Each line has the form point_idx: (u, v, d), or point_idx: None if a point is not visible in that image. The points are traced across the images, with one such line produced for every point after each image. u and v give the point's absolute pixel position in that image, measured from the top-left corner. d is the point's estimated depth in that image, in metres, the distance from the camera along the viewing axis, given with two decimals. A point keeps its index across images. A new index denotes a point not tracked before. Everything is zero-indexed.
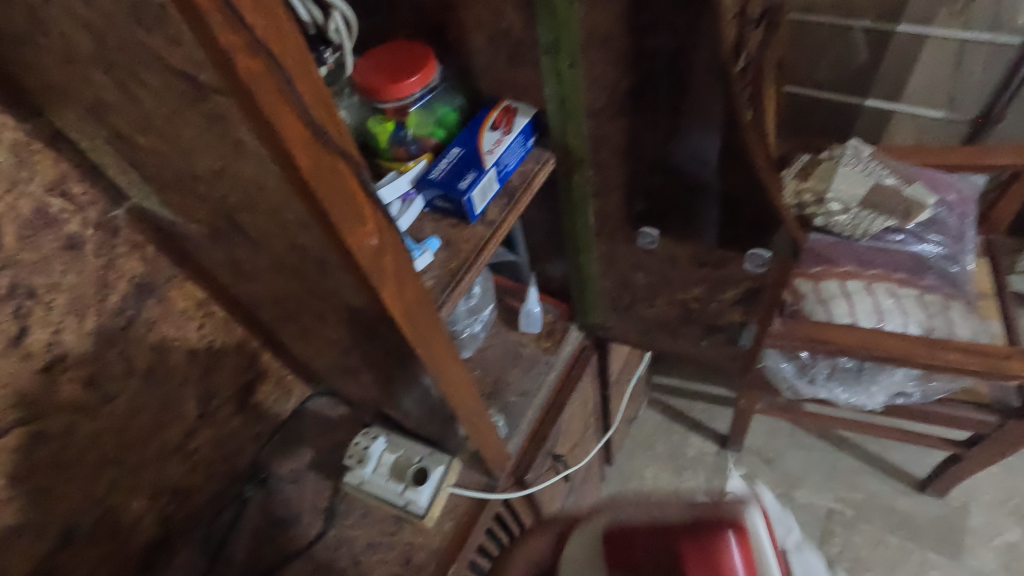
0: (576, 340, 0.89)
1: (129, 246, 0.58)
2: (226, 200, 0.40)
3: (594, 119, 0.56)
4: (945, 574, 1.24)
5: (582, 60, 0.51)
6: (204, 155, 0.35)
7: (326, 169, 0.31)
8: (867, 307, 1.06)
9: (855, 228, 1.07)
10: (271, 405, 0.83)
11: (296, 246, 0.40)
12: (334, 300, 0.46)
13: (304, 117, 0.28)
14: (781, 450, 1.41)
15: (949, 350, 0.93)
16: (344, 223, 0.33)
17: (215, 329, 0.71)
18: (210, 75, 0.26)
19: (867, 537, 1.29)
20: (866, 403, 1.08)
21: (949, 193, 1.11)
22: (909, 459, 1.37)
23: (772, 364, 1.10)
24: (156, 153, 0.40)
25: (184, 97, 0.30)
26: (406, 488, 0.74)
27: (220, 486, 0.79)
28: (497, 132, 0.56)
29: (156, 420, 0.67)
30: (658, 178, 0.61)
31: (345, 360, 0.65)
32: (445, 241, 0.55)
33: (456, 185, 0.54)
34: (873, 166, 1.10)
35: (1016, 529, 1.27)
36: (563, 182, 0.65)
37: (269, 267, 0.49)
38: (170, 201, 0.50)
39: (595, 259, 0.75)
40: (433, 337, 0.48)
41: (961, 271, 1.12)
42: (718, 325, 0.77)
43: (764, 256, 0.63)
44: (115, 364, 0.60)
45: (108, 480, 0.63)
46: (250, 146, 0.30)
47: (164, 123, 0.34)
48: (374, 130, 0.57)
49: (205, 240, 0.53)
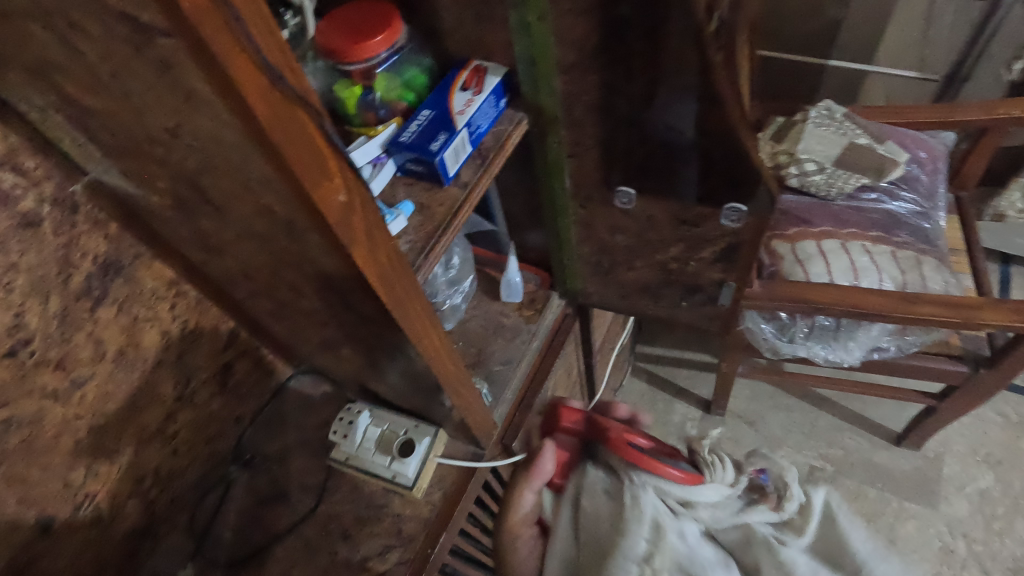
0: (558, 308, 0.88)
1: (90, 224, 0.56)
2: (184, 163, 0.38)
3: (566, 76, 0.55)
4: (921, 522, 1.28)
5: (551, 12, 0.50)
6: (157, 112, 0.33)
7: (286, 118, 0.30)
8: (843, 265, 1.06)
9: (829, 187, 1.12)
10: (252, 386, 0.82)
11: (262, 208, 0.38)
12: (306, 267, 0.45)
13: (258, 61, 0.27)
14: (762, 411, 1.44)
15: (923, 303, 0.95)
16: (309, 177, 0.32)
17: (188, 309, 0.69)
18: (153, 15, 0.25)
19: (848, 490, 1.33)
20: (844, 358, 1.10)
21: (920, 151, 1.17)
22: (886, 415, 1.41)
23: (752, 325, 1.11)
24: (108, 116, 0.38)
25: (128, 44, 0.28)
26: (393, 461, 0.74)
27: (205, 469, 0.78)
28: (468, 92, 0.55)
29: (133, 403, 0.66)
30: (633, 137, 0.60)
31: (324, 334, 0.64)
32: (419, 206, 0.54)
33: (428, 147, 0.52)
34: (847, 126, 1.12)
35: (988, 476, 1.32)
36: (537, 144, 0.64)
37: (238, 236, 0.47)
38: (129, 172, 0.48)
39: (574, 224, 0.74)
40: (410, 301, 0.47)
41: (933, 227, 1.14)
42: (698, 286, 0.77)
43: (741, 210, 0.62)
44: (85, 347, 0.59)
45: (86, 466, 0.62)
46: (202, 95, 0.29)
47: (112, 79, 0.32)
48: (342, 94, 0.55)
49: (170, 213, 0.52)
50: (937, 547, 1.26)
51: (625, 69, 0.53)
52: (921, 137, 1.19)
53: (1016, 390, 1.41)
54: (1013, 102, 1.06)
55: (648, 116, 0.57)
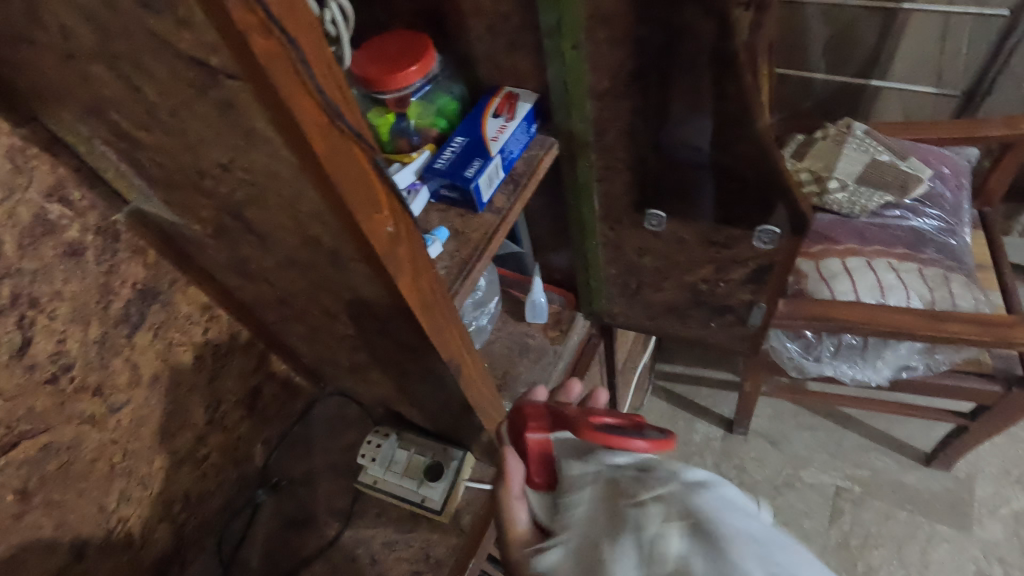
0: (583, 328, 0.88)
1: (131, 251, 0.57)
2: (233, 195, 0.39)
3: (598, 102, 0.56)
4: (955, 546, 1.25)
5: (585, 41, 0.51)
6: (213, 147, 0.34)
7: (342, 154, 0.30)
8: (869, 283, 1.05)
9: (852, 205, 1.12)
10: (279, 408, 0.82)
11: (309, 238, 0.39)
12: (346, 294, 0.46)
13: (320, 101, 0.28)
14: (786, 431, 1.42)
15: (954, 321, 0.93)
16: (360, 210, 0.32)
17: (220, 333, 0.70)
18: (222, 59, 0.25)
19: (877, 512, 1.30)
20: (870, 378, 1.08)
21: (943, 167, 1.17)
22: (914, 434, 1.39)
23: (777, 343, 1.10)
24: (158, 150, 0.39)
25: (193, 85, 0.29)
26: (421, 485, 0.74)
27: (232, 492, 0.78)
28: (500, 119, 0.56)
29: (165, 427, 0.66)
30: (664, 160, 0.60)
31: (355, 357, 0.64)
32: (453, 231, 0.55)
33: (463, 174, 0.53)
34: (869, 142, 1.11)
35: (1023, 498, 1.28)
36: (568, 167, 0.64)
37: (278, 264, 0.48)
38: (173, 201, 0.49)
39: (601, 245, 0.74)
40: (448, 326, 0.47)
41: (960, 243, 1.13)
42: (727, 306, 0.77)
43: (774, 233, 0.62)
44: (121, 372, 0.59)
45: (120, 490, 0.63)
46: (262, 133, 0.29)
47: (169, 116, 0.33)
48: (375, 121, 0.57)
49: (210, 241, 0.52)
50: (972, 572, 1.22)
51: (659, 95, 0.53)
52: (944, 153, 1.20)
53: None
54: None
55: (683, 141, 0.57)
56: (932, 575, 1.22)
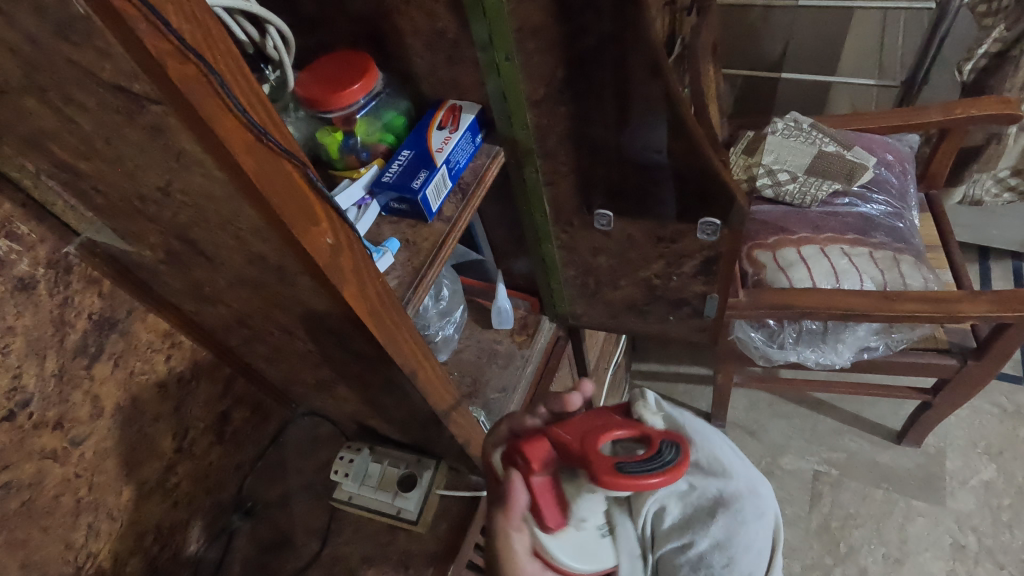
0: (549, 331, 0.90)
1: (84, 283, 0.57)
2: (176, 218, 0.40)
3: (537, 109, 0.58)
4: (930, 520, 1.28)
5: (517, 52, 0.53)
6: (149, 172, 0.35)
7: (271, 170, 0.31)
8: (824, 269, 1.08)
9: (803, 195, 1.17)
10: (251, 432, 0.82)
11: (253, 255, 0.40)
12: (298, 308, 0.47)
13: (244, 120, 0.29)
14: (762, 420, 1.45)
15: (905, 300, 0.97)
16: (296, 224, 0.34)
17: (184, 360, 0.70)
18: (143, 85, 0.27)
19: (855, 493, 1.33)
20: (834, 361, 1.12)
21: (887, 154, 1.23)
22: (883, 414, 1.43)
23: (741, 334, 1.13)
24: (100, 178, 0.40)
25: (121, 112, 0.30)
26: (396, 496, 0.74)
27: (207, 520, 0.77)
28: (444, 130, 0.58)
29: (131, 458, 0.66)
30: (606, 162, 0.62)
31: (320, 373, 0.65)
32: (405, 242, 0.56)
33: (410, 185, 0.54)
34: (814, 135, 1.19)
35: (990, 468, 1.33)
36: (516, 173, 0.66)
37: (230, 284, 0.48)
38: (122, 230, 0.49)
39: (557, 248, 0.76)
40: (401, 334, 0.48)
41: (907, 226, 1.17)
42: (683, 299, 0.79)
43: (716, 224, 0.64)
44: (82, 405, 0.59)
45: (87, 525, 0.62)
46: (191, 154, 0.30)
47: (104, 143, 0.34)
48: (324, 140, 0.58)
49: (163, 267, 0.53)
50: (948, 544, 1.26)
51: (593, 99, 0.56)
52: (886, 141, 1.25)
53: (1006, 377, 1.44)
54: (973, 101, 1.11)
55: (622, 142, 0.59)
56: (911, 550, 1.25)
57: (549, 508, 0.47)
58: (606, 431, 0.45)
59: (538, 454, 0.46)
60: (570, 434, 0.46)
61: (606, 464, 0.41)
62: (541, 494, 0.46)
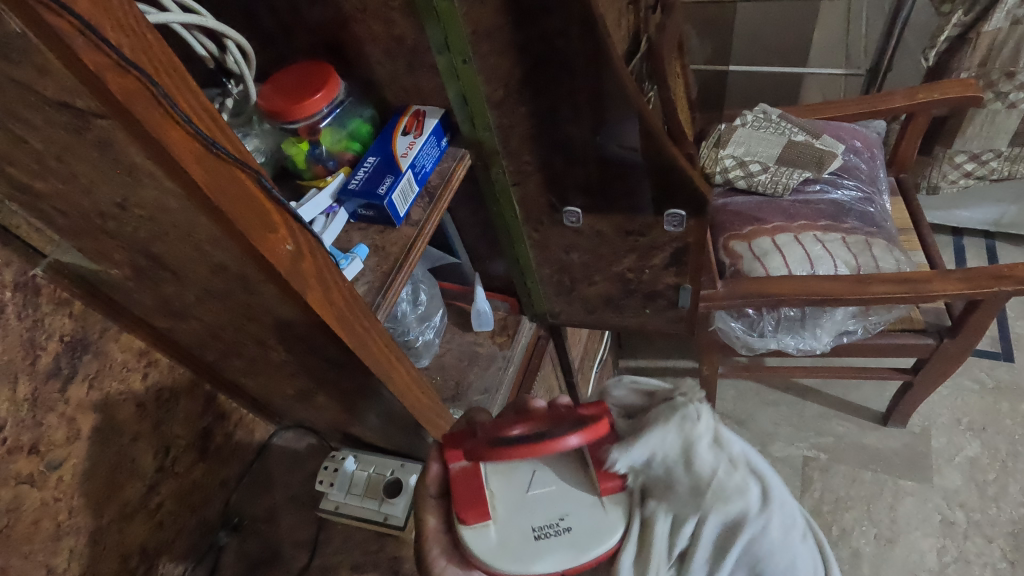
0: (530, 330, 0.91)
1: (54, 304, 0.57)
2: (138, 234, 0.40)
3: (498, 110, 0.59)
4: (919, 498, 1.30)
5: (474, 54, 0.54)
6: (105, 188, 0.35)
7: (223, 178, 0.32)
8: (799, 256, 1.10)
9: (776, 184, 1.19)
10: (235, 447, 0.81)
11: (216, 266, 0.40)
12: (267, 318, 0.47)
13: (191, 130, 0.30)
14: (750, 410, 1.47)
15: (877, 282, 0.98)
16: (253, 231, 0.34)
17: (161, 377, 0.69)
18: (86, 100, 0.27)
19: (844, 477, 1.35)
20: (814, 346, 1.13)
21: (855, 141, 1.25)
22: (868, 396, 1.45)
23: (722, 324, 1.14)
24: (58, 197, 0.40)
25: (70, 129, 0.30)
26: (383, 503, 0.74)
27: (193, 538, 0.76)
28: (409, 136, 0.58)
29: (111, 480, 0.65)
30: (571, 160, 0.63)
31: (298, 384, 0.65)
32: (374, 247, 0.57)
33: (376, 191, 0.55)
34: (783, 125, 1.22)
35: (974, 444, 1.35)
36: (483, 174, 0.67)
37: (199, 297, 0.49)
38: (87, 249, 0.49)
39: (530, 247, 0.77)
40: (371, 338, 0.49)
41: (878, 210, 1.19)
42: (657, 292, 0.80)
43: (681, 215, 0.65)
44: (58, 428, 0.59)
45: (69, 549, 0.61)
46: (141, 167, 0.31)
47: (57, 161, 0.34)
48: (290, 151, 0.58)
49: (131, 284, 0.53)
50: (938, 521, 1.27)
51: (552, 98, 0.57)
52: (855, 128, 1.28)
53: (983, 354, 1.46)
54: (937, 85, 1.14)
55: (584, 139, 0.60)
56: (902, 529, 1.27)
57: (473, 491, 0.49)
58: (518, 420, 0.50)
59: (457, 437, 0.52)
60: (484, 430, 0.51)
61: (509, 443, 0.46)
62: (460, 474, 0.50)
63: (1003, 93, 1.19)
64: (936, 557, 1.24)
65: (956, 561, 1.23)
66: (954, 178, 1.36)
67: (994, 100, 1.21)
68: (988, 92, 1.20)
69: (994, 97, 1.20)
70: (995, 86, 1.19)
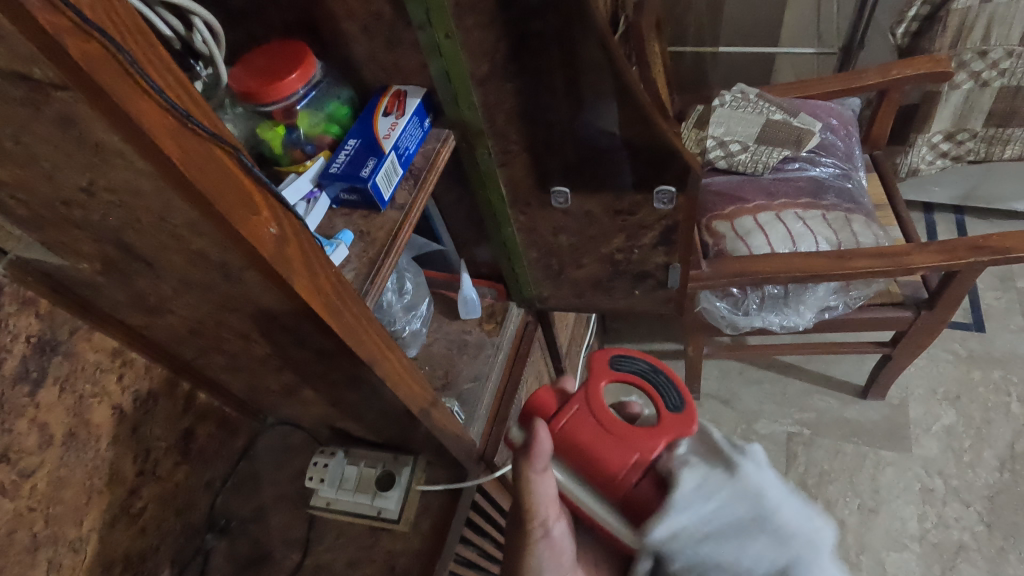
0: (518, 317, 0.89)
1: (18, 304, 0.53)
2: (106, 221, 0.37)
3: (482, 88, 0.57)
4: (899, 467, 1.33)
5: (456, 29, 0.52)
6: (68, 171, 0.33)
7: (201, 157, 0.30)
8: (781, 234, 1.10)
9: (756, 163, 1.20)
10: (218, 448, 0.78)
11: (193, 254, 0.38)
12: (250, 308, 0.44)
13: (163, 103, 0.28)
14: (734, 389, 1.49)
15: (857, 257, 0.99)
16: (234, 213, 0.32)
17: (137, 378, 0.66)
18: (44, 69, 0.25)
19: (827, 450, 1.37)
20: (797, 323, 1.15)
21: (831, 119, 1.26)
22: (848, 370, 1.47)
23: (707, 305, 1.15)
24: (18, 185, 0.37)
25: (27, 103, 0.28)
26: (375, 497, 0.73)
27: (178, 543, 0.73)
28: (390, 116, 0.56)
29: (89, 486, 0.62)
30: (558, 140, 0.61)
31: (283, 378, 0.62)
32: (359, 233, 0.55)
33: (359, 174, 0.53)
34: (761, 105, 1.21)
35: (950, 413, 1.39)
36: (468, 157, 0.66)
37: (176, 290, 0.46)
38: (52, 242, 0.46)
39: (518, 231, 0.76)
40: (361, 325, 0.47)
41: (856, 186, 1.21)
42: (646, 272, 0.79)
43: (671, 192, 0.64)
44: (29, 435, 0.56)
45: (47, 560, 0.58)
46: (109, 146, 0.28)
47: (14, 143, 0.32)
48: (266, 136, 0.56)
49: (102, 279, 0.50)
50: (918, 489, 1.31)
51: (538, 73, 0.55)
52: (830, 106, 1.29)
53: (957, 325, 1.50)
54: (908, 62, 1.15)
55: (570, 118, 0.59)
56: (884, 498, 1.30)
57: (608, 453, 0.51)
58: (609, 415, 0.53)
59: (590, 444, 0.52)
60: (615, 460, 0.51)
61: (594, 434, 0.52)
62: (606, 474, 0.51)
63: (975, 72, 1.21)
64: (917, 524, 1.27)
65: (936, 526, 1.26)
66: (932, 160, 1.38)
67: (967, 79, 1.23)
68: (961, 72, 1.22)
69: (967, 77, 1.22)
70: (967, 66, 1.21)
